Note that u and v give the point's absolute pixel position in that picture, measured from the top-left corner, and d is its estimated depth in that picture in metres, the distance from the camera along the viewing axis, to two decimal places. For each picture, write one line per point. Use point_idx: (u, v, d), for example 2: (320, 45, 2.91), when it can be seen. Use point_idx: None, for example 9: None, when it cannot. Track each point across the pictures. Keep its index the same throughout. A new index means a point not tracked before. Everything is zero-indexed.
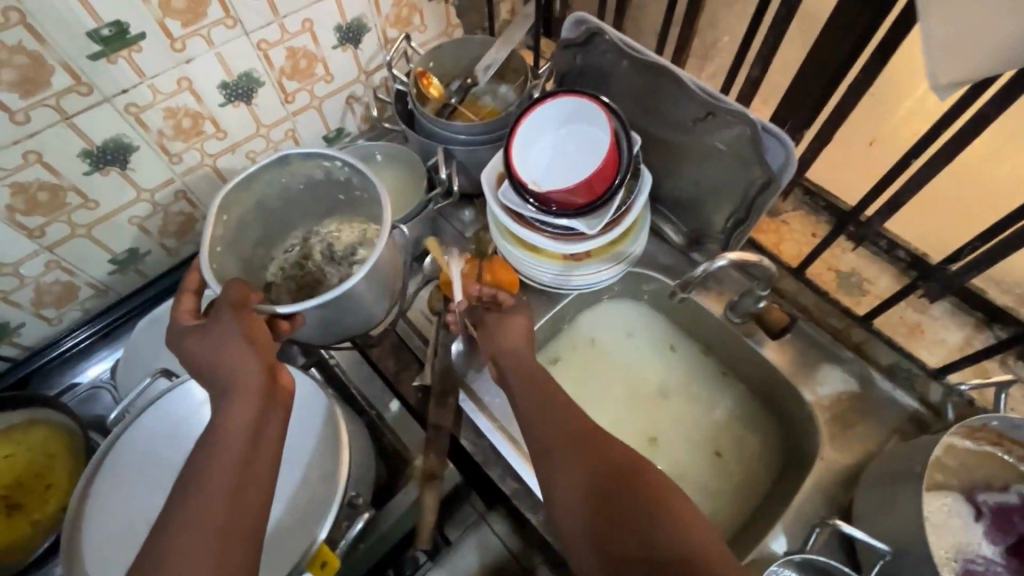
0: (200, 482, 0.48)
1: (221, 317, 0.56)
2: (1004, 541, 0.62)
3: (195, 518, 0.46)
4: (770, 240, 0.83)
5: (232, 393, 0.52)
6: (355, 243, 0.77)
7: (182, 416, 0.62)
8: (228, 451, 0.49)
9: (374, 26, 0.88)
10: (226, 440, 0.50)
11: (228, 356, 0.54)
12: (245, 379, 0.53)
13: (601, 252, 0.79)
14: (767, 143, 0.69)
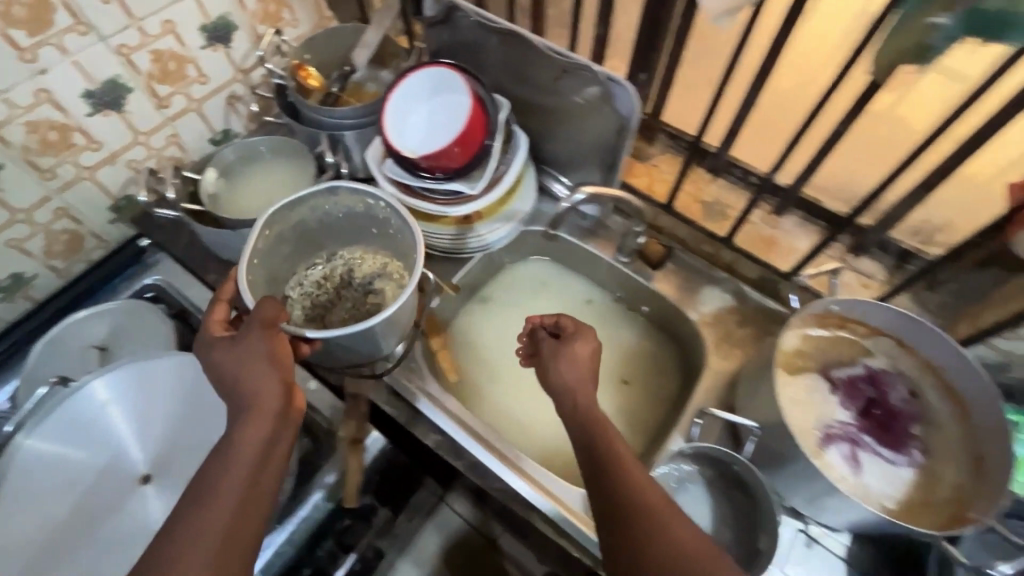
0: (208, 496, 0.48)
1: (251, 336, 0.55)
2: (855, 406, 0.72)
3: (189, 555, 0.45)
4: (644, 183, 0.91)
5: (249, 411, 0.52)
6: (377, 275, 0.78)
7: (87, 417, 0.66)
8: (235, 482, 0.49)
9: (242, 23, 0.88)
10: (235, 469, 0.50)
11: (256, 383, 0.53)
12: (264, 408, 0.52)
13: (492, 211, 0.84)
14: (614, 91, 0.76)
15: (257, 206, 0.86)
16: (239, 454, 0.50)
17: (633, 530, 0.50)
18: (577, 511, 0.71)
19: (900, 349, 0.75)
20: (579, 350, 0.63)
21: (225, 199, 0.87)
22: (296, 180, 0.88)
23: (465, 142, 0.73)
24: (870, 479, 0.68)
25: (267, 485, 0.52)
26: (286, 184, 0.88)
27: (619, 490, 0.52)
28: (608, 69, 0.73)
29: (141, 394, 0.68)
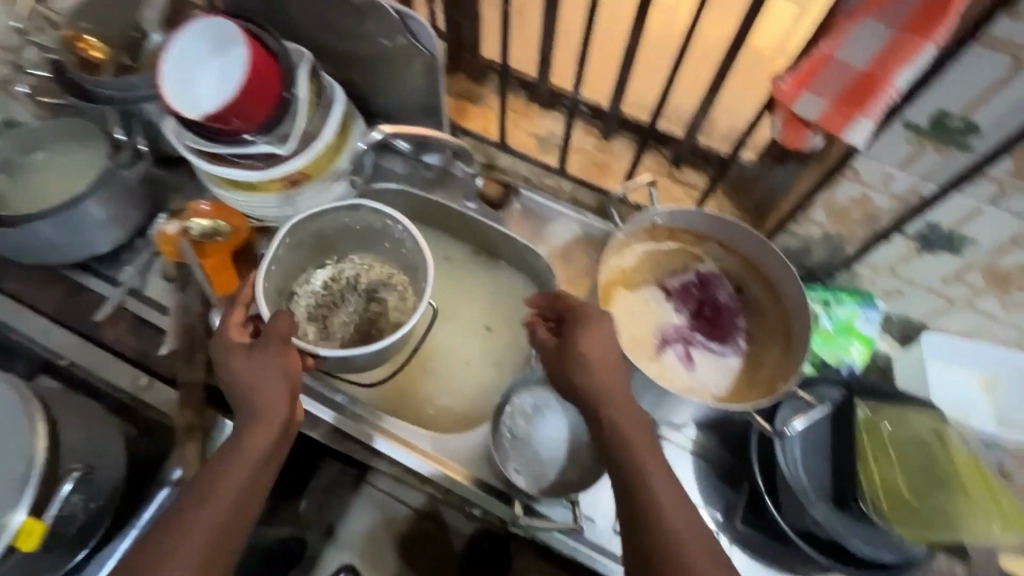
0: (213, 491, 0.57)
1: (267, 350, 0.61)
2: (686, 309, 0.77)
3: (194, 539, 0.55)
4: (479, 125, 0.90)
5: (257, 419, 0.60)
6: (380, 287, 0.82)
7: None
8: (239, 482, 0.58)
9: None
10: (243, 471, 0.58)
11: (268, 392, 0.60)
12: (272, 419, 0.60)
13: (319, 170, 0.79)
14: (415, 28, 0.73)
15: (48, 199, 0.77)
16: (248, 457, 0.58)
17: (620, 480, 0.56)
18: (435, 457, 0.76)
19: (725, 251, 0.79)
20: (605, 330, 0.60)
21: (8, 196, 0.77)
22: (91, 164, 0.79)
23: (261, 98, 0.69)
24: (702, 373, 0.73)
25: (260, 487, 0.60)
26: (82, 171, 0.79)
27: (622, 461, 0.56)
28: (402, 4, 0.71)
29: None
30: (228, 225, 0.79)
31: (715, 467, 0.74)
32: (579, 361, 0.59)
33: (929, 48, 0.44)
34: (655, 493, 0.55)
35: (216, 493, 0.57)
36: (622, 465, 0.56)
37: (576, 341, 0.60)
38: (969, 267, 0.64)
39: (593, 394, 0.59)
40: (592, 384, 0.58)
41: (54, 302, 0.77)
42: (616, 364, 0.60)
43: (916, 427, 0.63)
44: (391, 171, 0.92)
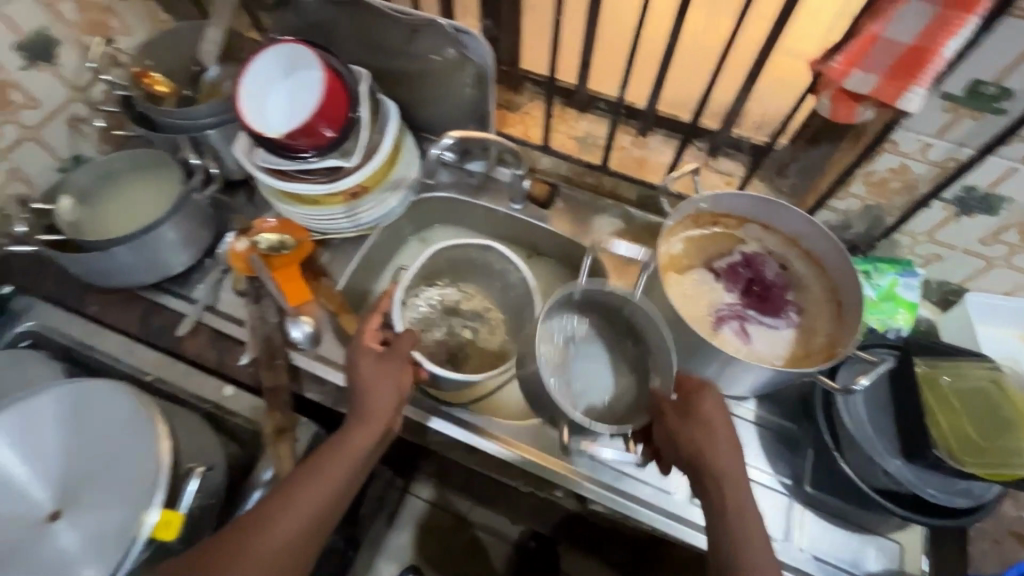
0: (316, 477, 0.62)
1: (393, 362, 0.69)
2: (736, 287, 0.80)
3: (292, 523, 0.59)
4: (519, 131, 0.95)
5: (366, 420, 0.65)
6: (478, 320, 0.89)
7: None
8: (340, 476, 0.63)
9: (65, 37, 0.83)
10: (344, 466, 0.63)
11: (380, 399, 0.66)
12: (379, 420, 0.65)
13: (377, 182, 0.84)
14: (466, 43, 0.77)
15: (127, 224, 0.81)
16: (352, 454, 0.63)
17: (713, 497, 0.61)
18: (514, 442, 0.78)
19: (765, 231, 0.84)
20: (714, 402, 0.65)
21: (87, 224, 0.81)
22: (164, 191, 0.84)
23: (329, 114, 0.73)
24: (760, 346, 0.77)
25: (354, 486, 0.65)
26: (156, 198, 0.84)
27: (709, 475, 0.61)
28: (454, 20, 0.75)
29: (27, 430, 0.60)
30: (293, 239, 0.84)
31: (778, 435, 0.77)
32: (697, 405, 0.65)
33: (974, 19, 0.49)
34: (741, 514, 0.59)
35: (319, 482, 0.61)
36: (714, 477, 0.61)
37: (700, 412, 0.65)
38: (1006, 226, 0.68)
39: (701, 426, 0.64)
40: (703, 438, 0.62)
41: (135, 321, 0.81)
42: (727, 427, 0.64)
43: (973, 376, 0.66)
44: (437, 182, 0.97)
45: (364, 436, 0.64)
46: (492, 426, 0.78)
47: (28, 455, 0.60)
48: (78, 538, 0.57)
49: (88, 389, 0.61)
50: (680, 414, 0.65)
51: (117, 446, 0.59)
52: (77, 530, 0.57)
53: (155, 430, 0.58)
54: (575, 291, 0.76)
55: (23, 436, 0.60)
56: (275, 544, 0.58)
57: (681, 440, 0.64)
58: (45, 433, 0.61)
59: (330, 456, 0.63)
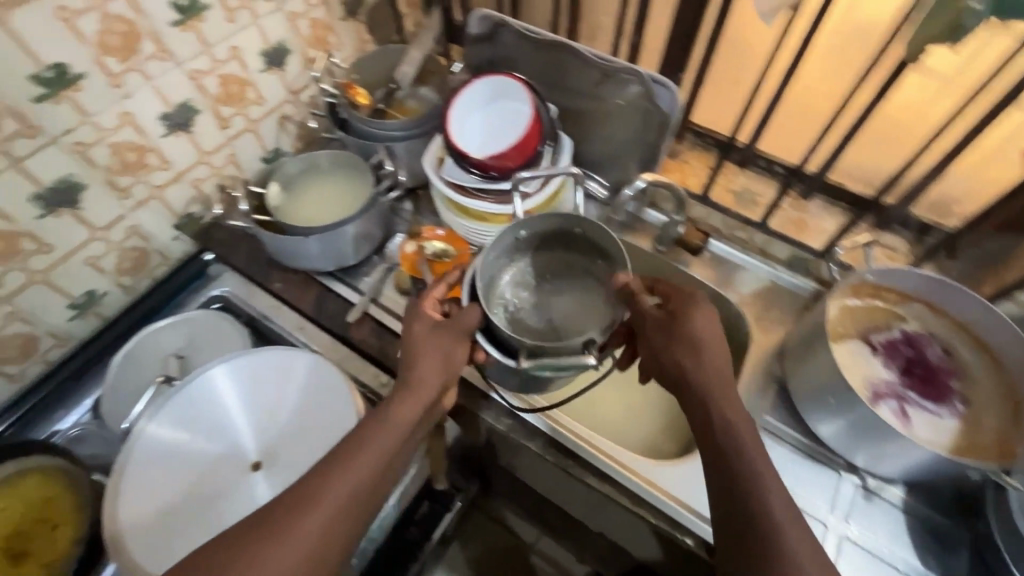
0: (355, 449, 0.57)
1: (448, 334, 0.66)
2: (896, 365, 0.78)
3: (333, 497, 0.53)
4: (676, 179, 0.99)
5: (411, 387, 0.62)
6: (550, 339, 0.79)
7: (203, 407, 0.71)
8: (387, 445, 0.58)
9: (296, 48, 0.95)
10: (386, 437, 0.58)
11: (432, 365, 0.63)
12: (421, 390, 0.62)
13: (543, 209, 0.89)
14: (656, 92, 0.83)
15: (320, 214, 0.91)
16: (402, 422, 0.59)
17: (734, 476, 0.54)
18: (657, 484, 0.77)
19: (931, 313, 0.81)
20: (704, 316, 0.62)
21: (287, 209, 0.92)
22: (355, 191, 0.94)
23: (524, 143, 0.80)
24: (921, 430, 0.74)
25: (402, 462, 0.60)
26: (347, 196, 0.94)
27: (737, 464, 0.54)
28: (651, 71, 0.81)
29: (246, 389, 0.72)
30: (455, 250, 0.91)
31: (926, 527, 0.73)
32: (685, 299, 0.64)
33: None
34: (768, 504, 0.52)
35: (366, 453, 0.56)
36: (725, 456, 0.55)
37: (685, 331, 0.61)
38: None
39: (679, 330, 0.61)
40: (701, 363, 0.59)
41: (310, 302, 0.89)
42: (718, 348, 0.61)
43: None
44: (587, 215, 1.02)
45: (408, 403, 0.60)
46: (637, 465, 0.78)
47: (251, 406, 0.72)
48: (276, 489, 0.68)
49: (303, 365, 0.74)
50: (676, 313, 0.62)
51: (324, 416, 0.71)
52: (272, 485, 0.68)
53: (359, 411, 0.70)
54: (579, 226, 0.77)
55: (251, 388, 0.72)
56: (319, 507, 0.52)
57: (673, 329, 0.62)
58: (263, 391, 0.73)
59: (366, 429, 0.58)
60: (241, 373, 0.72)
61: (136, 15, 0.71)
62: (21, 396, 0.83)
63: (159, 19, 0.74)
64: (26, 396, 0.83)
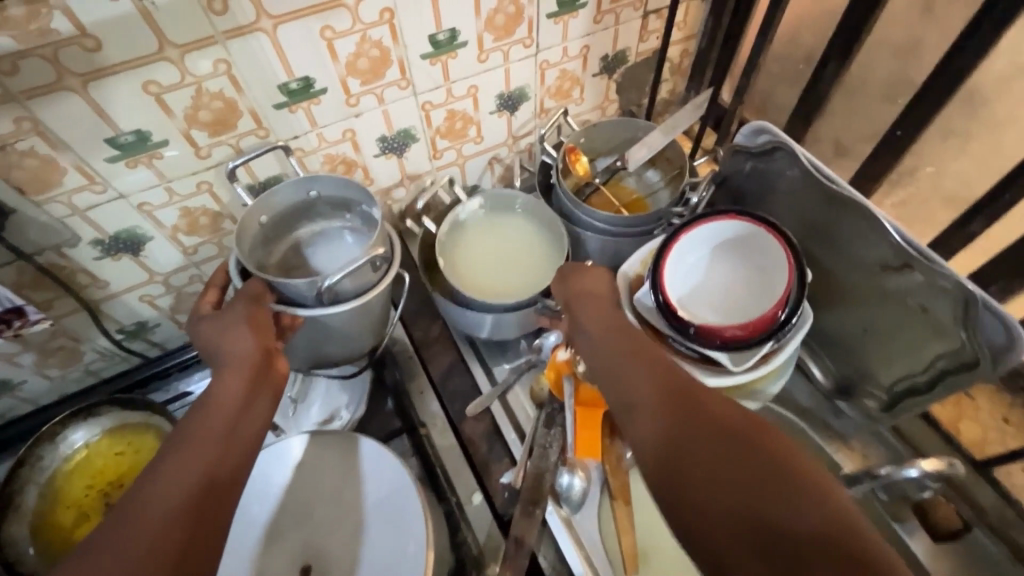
0: (184, 440, 0.44)
1: (233, 307, 0.55)
2: None
3: (148, 524, 0.38)
4: (948, 415, 0.74)
5: (224, 367, 0.51)
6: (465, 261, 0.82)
7: (271, 475, 0.62)
8: (208, 434, 0.45)
9: (534, 96, 0.86)
10: (205, 418, 0.46)
11: (233, 344, 0.52)
12: (243, 363, 0.51)
13: (741, 390, 0.68)
14: (982, 320, 0.55)
15: (485, 271, 0.83)
16: (200, 431, 0.45)
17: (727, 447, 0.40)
18: None
19: None
20: (599, 274, 0.62)
21: (463, 235, 0.85)
22: (520, 278, 0.82)
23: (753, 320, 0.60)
24: None
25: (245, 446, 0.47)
26: (511, 272, 0.83)
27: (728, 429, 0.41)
28: (988, 293, 0.54)
29: (319, 466, 0.62)
30: None
31: None
32: (588, 282, 0.60)
33: None
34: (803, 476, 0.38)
35: (174, 463, 0.42)
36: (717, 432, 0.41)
37: (581, 287, 0.60)
38: None
39: (588, 290, 0.59)
40: (597, 294, 0.59)
41: (440, 367, 0.82)
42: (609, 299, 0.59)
43: None
44: (791, 400, 0.79)
45: (225, 382, 0.49)
46: None
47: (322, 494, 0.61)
48: None
49: (385, 461, 0.61)
50: (575, 269, 0.62)
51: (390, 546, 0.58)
52: None
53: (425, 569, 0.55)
54: (315, 192, 0.68)
55: (327, 473, 0.62)
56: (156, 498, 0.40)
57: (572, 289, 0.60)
58: (338, 479, 0.62)
59: (178, 435, 0.45)
60: (320, 450, 0.63)
61: (393, 43, 0.67)
62: (179, 348, 0.90)
63: (413, 49, 0.69)
64: (181, 350, 0.89)
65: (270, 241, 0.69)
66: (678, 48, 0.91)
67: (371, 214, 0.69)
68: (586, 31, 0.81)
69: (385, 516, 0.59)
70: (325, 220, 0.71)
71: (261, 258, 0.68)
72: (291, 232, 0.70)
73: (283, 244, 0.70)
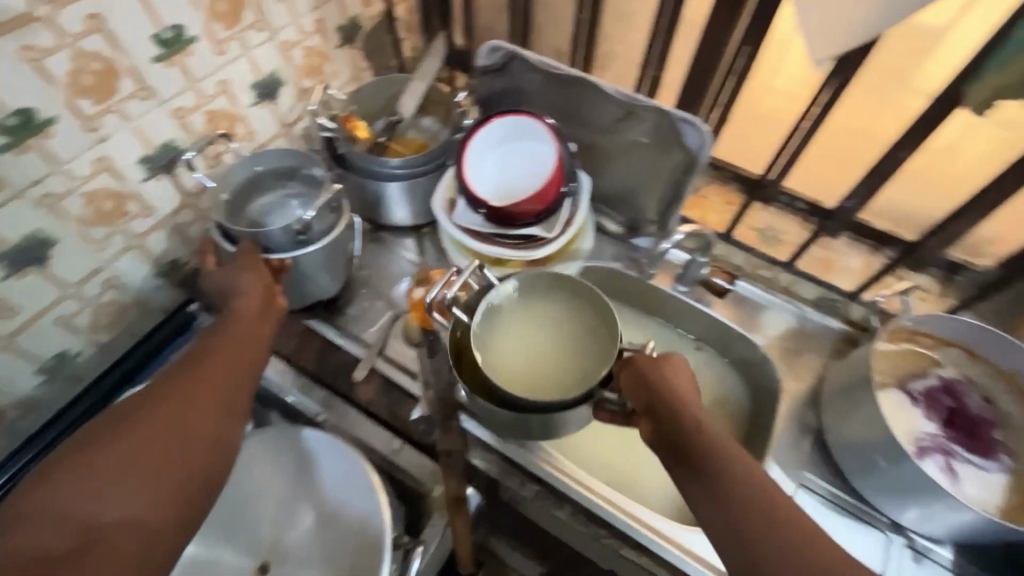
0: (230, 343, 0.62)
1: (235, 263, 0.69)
2: (937, 416, 0.75)
3: (197, 417, 0.55)
4: (696, 215, 0.95)
5: (241, 292, 0.66)
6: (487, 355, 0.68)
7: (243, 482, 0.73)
8: (228, 349, 0.61)
9: (289, 79, 0.88)
10: (239, 334, 0.62)
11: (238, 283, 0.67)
12: (255, 294, 0.66)
13: (560, 255, 0.85)
14: (682, 130, 0.77)
15: (515, 374, 0.68)
16: (226, 348, 0.61)
17: (747, 523, 0.49)
18: (699, 554, 0.70)
19: (968, 359, 0.78)
20: (676, 367, 0.60)
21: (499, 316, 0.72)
22: (572, 369, 0.68)
23: (547, 190, 0.74)
24: (971, 488, 0.70)
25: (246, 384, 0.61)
26: (557, 369, 0.68)
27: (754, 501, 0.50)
28: (678, 109, 0.75)
29: (276, 464, 0.72)
30: None
31: None
32: (662, 389, 0.57)
33: None
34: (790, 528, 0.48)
35: (213, 365, 0.59)
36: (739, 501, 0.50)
37: (662, 387, 0.57)
38: None
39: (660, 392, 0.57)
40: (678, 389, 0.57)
41: (309, 357, 0.82)
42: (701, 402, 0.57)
43: None
44: (603, 252, 0.97)
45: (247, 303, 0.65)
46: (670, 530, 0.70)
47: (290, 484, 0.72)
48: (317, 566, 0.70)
49: (329, 451, 0.69)
50: (654, 364, 0.59)
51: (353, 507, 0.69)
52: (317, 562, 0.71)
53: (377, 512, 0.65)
54: (259, 167, 0.79)
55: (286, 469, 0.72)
56: (190, 417, 0.54)
57: (645, 386, 0.58)
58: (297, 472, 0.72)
59: (209, 339, 0.61)
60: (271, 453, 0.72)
61: (113, 52, 0.64)
62: None
63: (138, 56, 0.66)
64: None
65: (233, 214, 0.76)
66: (403, 6, 1.00)
67: (315, 175, 0.79)
68: (313, 5, 0.85)
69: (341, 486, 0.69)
70: (274, 192, 0.79)
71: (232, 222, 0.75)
72: (245, 206, 0.77)
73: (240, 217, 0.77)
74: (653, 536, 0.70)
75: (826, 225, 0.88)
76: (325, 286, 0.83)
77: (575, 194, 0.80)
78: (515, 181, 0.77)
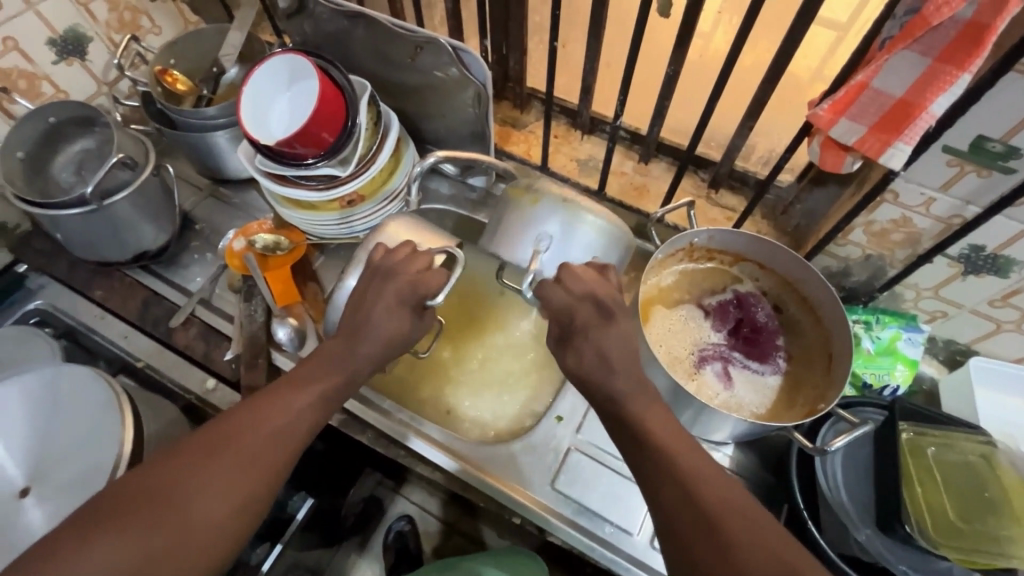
0: (294, 394, 0.59)
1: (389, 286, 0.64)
2: (723, 327, 0.78)
3: (263, 444, 0.54)
4: (522, 149, 0.95)
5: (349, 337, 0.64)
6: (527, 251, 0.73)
7: None
8: (333, 383, 0.61)
9: (96, 34, 0.88)
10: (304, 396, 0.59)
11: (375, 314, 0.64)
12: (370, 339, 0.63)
13: (373, 192, 0.85)
14: (466, 60, 0.78)
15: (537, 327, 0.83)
16: (327, 377, 0.61)
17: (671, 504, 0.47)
18: (487, 467, 0.75)
19: (762, 270, 0.79)
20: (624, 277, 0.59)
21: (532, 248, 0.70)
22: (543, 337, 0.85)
23: (328, 124, 0.74)
24: (741, 391, 0.74)
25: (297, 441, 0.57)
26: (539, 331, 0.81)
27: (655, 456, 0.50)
28: (455, 39, 0.76)
29: (14, 401, 0.66)
30: (289, 241, 0.87)
31: (755, 486, 0.73)
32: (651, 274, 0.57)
33: (966, 76, 0.42)
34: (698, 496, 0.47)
35: (308, 382, 0.60)
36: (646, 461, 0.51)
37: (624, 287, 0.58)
38: (1016, 289, 0.63)
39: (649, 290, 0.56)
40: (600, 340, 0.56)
41: (134, 308, 0.86)
42: None
43: (963, 450, 0.61)
44: (438, 193, 0.96)
45: (346, 350, 0.63)
46: (456, 444, 0.76)
47: (23, 428, 0.66)
48: (47, 515, 0.62)
49: (70, 374, 0.67)
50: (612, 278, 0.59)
51: (95, 435, 0.64)
52: (46, 508, 0.62)
53: (119, 417, 0.64)
54: (53, 118, 0.80)
55: (20, 412, 0.66)
56: (212, 475, 0.51)
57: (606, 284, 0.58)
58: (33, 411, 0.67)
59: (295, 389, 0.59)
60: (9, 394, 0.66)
61: None
62: None
63: None
64: None
65: (38, 170, 0.81)
66: None
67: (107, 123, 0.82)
68: None
69: (84, 414, 0.65)
70: (83, 139, 0.84)
71: (41, 185, 0.81)
72: (49, 163, 0.83)
73: (45, 175, 0.82)
74: (443, 454, 0.75)
75: (643, 150, 0.89)
76: (152, 235, 0.85)
77: (371, 128, 0.81)
78: (282, 100, 0.76)
